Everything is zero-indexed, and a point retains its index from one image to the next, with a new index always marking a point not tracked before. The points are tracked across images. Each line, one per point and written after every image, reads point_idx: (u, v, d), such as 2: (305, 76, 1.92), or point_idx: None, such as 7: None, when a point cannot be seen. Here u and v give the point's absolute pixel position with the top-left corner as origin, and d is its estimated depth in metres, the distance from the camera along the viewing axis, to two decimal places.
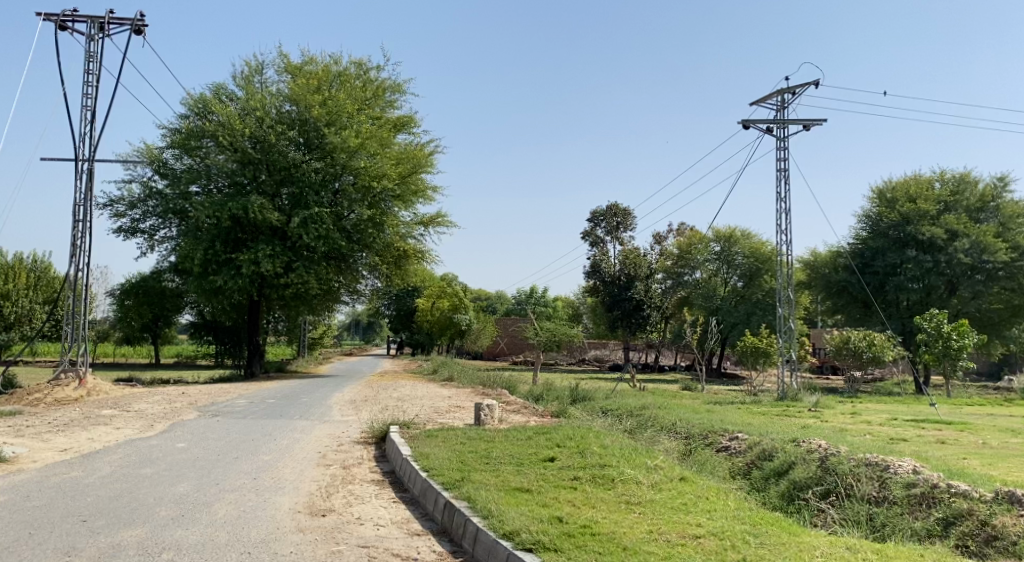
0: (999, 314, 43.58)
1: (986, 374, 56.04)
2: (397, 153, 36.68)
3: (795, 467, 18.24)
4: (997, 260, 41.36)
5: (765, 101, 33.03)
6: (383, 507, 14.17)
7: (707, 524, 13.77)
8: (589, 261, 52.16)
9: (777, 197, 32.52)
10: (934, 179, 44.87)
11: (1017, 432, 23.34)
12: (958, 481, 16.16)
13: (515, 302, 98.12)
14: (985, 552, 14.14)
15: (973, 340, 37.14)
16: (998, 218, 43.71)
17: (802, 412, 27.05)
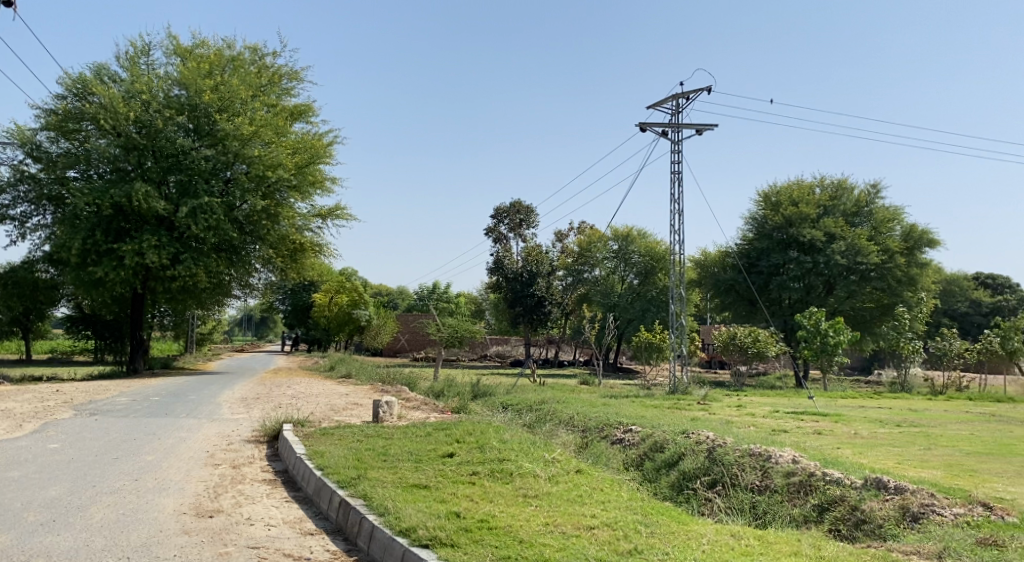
0: (871, 312, 46.04)
1: (859, 369, 58.96)
2: (293, 143, 36.55)
3: (684, 458, 19.06)
4: (870, 261, 43.55)
5: (661, 105, 34.19)
6: (275, 507, 14.35)
7: (600, 515, 14.39)
8: (492, 257, 52.20)
9: (671, 199, 33.69)
10: (815, 185, 47.00)
11: (886, 423, 24.81)
12: (833, 470, 17.22)
13: (417, 297, 98.22)
14: (853, 534, 15.09)
15: (848, 337, 39.15)
16: (871, 222, 45.88)
17: (692, 405, 28.16)
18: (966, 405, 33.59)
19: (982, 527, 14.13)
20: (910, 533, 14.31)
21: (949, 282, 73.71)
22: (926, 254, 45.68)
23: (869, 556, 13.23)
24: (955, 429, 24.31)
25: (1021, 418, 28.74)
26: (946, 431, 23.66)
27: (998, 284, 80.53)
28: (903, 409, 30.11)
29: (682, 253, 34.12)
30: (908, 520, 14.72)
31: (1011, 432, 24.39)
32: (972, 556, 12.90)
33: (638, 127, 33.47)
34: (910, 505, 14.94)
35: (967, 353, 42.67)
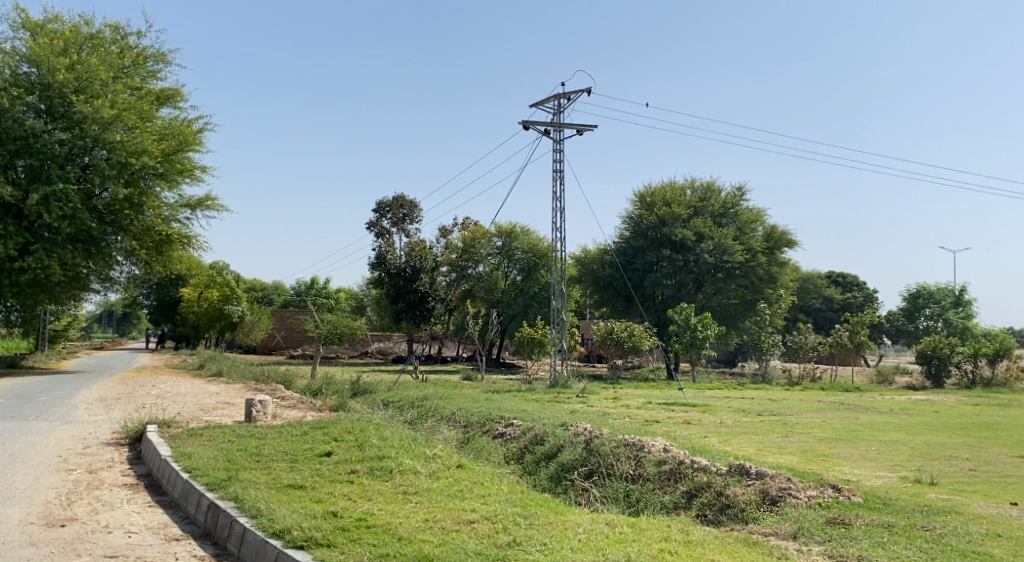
0: (735, 307, 48.05)
1: (724, 361, 61.12)
2: (160, 128, 35.50)
3: (563, 450, 19.62)
4: (735, 260, 45.64)
5: (543, 104, 34.81)
6: (136, 513, 14.18)
7: (480, 509, 14.77)
8: (373, 252, 51.90)
9: (552, 196, 34.42)
10: (686, 186, 48.69)
11: (748, 412, 26.08)
12: (701, 457, 18.05)
13: (294, 293, 96.77)
14: (719, 518, 15.85)
15: (715, 331, 40.79)
16: (736, 223, 47.92)
17: (571, 397, 28.93)
18: (820, 395, 35.62)
19: (832, 508, 15.11)
20: (770, 516, 15.16)
21: (805, 280, 77.21)
22: (784, 253, 48.11)
23: (732, 539, 14.00)
24: (809, 417, 25.85)
25: (867, 406, 30.72)
26: (802, 419, 25.07)
27: (847, 282, 84.82)
28: (764, 399, 31.65)
29: (562, 249, 34.85)
30: (768, 504, 15.59)
31: (859, 419, 26.03)
32: (823, 535, 13.80)
33: (521, 125, 33.97)
34: (770, 489, 15.83)
35: (821, 346, 45.34)
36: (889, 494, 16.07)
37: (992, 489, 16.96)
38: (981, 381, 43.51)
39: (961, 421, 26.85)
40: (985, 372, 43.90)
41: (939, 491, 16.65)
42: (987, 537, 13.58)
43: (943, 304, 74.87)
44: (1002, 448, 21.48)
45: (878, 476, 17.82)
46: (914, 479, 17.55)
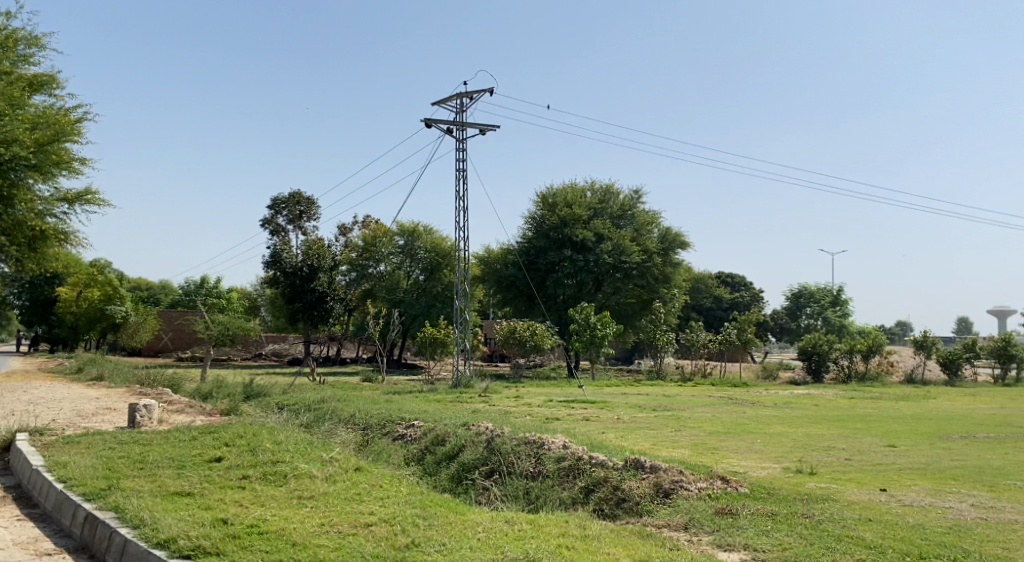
0: (633, 307, 48.96)
1: (622, 358, 62.18)
2: (32, 116, 31.53)
3: (464, 450, 19.56)
4: (633, 260, 46.59)
5: (445, 103, 34.60)
6: (3, 528, 13.55)
7: (378, 511, 14.62)
8: (268, 250, 50.66)
9: (456, 196, 34.26)
10: (586, 188, 49.48)
11: (644, 409, 26.60)
12: (599, 453, 18.21)
13: (183, 293, 94.05)
14: (615, 512, 16.00)
15: (613, 330, 41.49)
16: (633, 225, 48.95)
17: (474, 397, 28.92)
18: (711, 390, 36.55)
19: (720, 499, 15.48)
20: (663, 508, 15.40)
21: (696, 280, 79.17)
22: (678, 254, 49.31)
23: (628, 531, 14.16)
24: (701, 411, 26.49)
25: (755, 401, 31.69)
26: (692, 414, 25.66)
27: (736, 282, 87.03)
28: (658, 394, 32.31)
29: (465, 249, 34.74)
30: (661, 496, 15.84)
31: (745, 412, 26.80)
32: (711, 525, 14.10)
33: (423, 124, 33.68)
34: (662, 482, 16.10)
35: (711, 343, 46.54)
36: (772, 484, 16.54)
37: (867, 476, 17.65)
38: (856, 376, 45.49)
39: (838, 413, 27.95)
40: (859, 367, 45.94)
41: (818, 480, 17.24)
42: (860, 521, 14.09)
43: (821, 303, 77.71)
44: (874, 437, 22.43)
45: (763, 466, 18.39)
46: (795, 469, 18.15)
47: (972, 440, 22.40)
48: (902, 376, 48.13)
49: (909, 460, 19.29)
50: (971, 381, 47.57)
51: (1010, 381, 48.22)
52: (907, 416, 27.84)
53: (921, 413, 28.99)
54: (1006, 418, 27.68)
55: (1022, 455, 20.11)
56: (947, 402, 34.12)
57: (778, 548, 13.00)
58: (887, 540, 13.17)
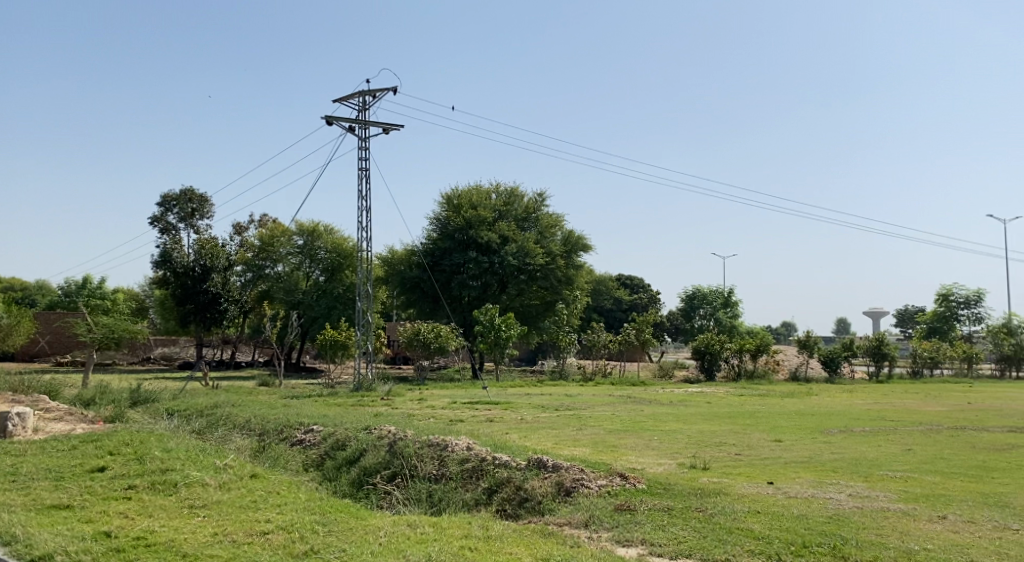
0: (537, 308, 49.01)
1: (526, 359, 62.31)
2: None
3: (364, 454, 19.03)
4: (537, 262, 46.76)
5: (346, 101, 33.84)
6: None
7: (275, 519, 14.07)
8: (158, 249, 48.78)
9: (357, 196, 33.56)
10: (490, 190, 49.27)
11: (547, 408, 26.65)
12: (502, 453, 17.92)
13: (62, 292, 89.97)
14: (518, 512, 15.77)
15: (517, 331, 41.48)
16: (537, 228, 49.07)
17: (375, 400, 28.37)
18: (610, 389, 36.86)
19: (620, 496, 15.42)
20: (565, 507, 15.27)
21: (597, 282, 79.88)
22: (579, 256, 49.66)
23: (530, 530, 14.04)
24: (601, 410, 26.59)
25: (653, 399, 32.05)
26: (593, 413, 25.71)
27: (634, 285, 88.22)
28: (560, 394, 32.34)
29: (368, 249, 34.03)
30: (562, 495, 15.70)
31: (642, 411, 27.00)
32: (611, 522, 14.17)
33: (323, 121, 32.85)
34: (564, 481, 15.95)
35: (610, 343, 47.03)
36: (669, 479, 16.57)
37: (756, 470, 17.87)
38: (745, 374, 46.63)
39: (729, 410, 28.44)
40: (747, 365, 47.16)
41: (710, 474, 17.36)
42: (750, 513, 14.17)
43: (714, 304, 79.37)
44: (762, 433, 22.80)
45: (659, 463, 18.50)
46: (690, 465, 18.27)
47: (850, 434, 23.03)
48: (787, 373, 49.44)
49: (793, 454, 19.62)
50: (848, 378, 49.22)
51: (884, 377, 50.22)
52: (793, 413, 28.51)
53: (804, 409, 29.76)
54: (882, 413, 28.65)
55: (896, 447, 20.72)
56: (830, 398, 35.12)
57: (674, 541, 13.17)
58: (775, 531, 13.30)
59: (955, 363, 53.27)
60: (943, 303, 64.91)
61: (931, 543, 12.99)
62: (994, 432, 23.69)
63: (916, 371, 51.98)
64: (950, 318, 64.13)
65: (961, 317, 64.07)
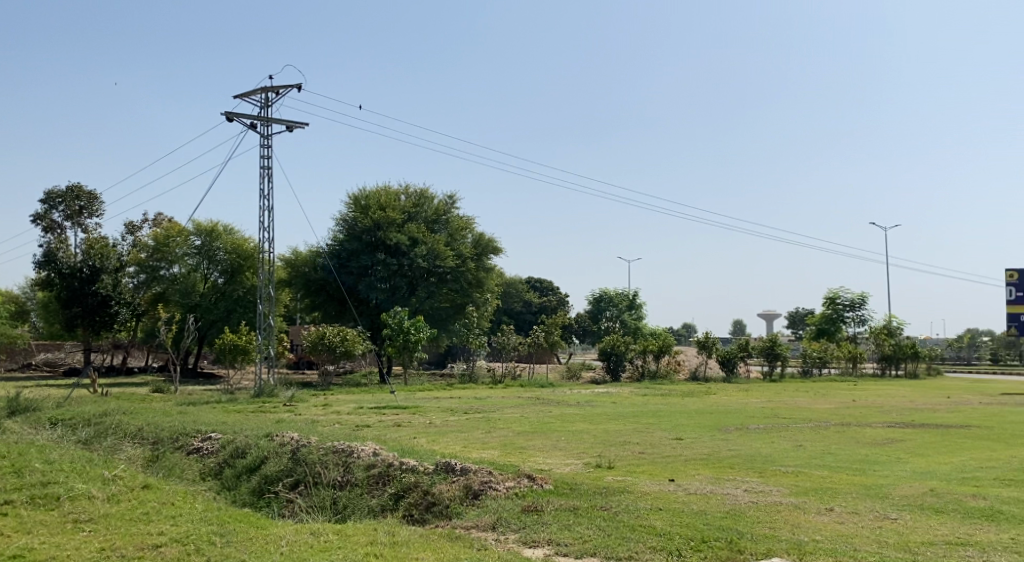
0: (447, 311, 48.53)
1: (434, 363, 61.82)
2: None
3: (266, 461, 18.32)
4: (447, 265, 46.41)
5: (248, 97, 32.82)
6: None
7: (168, 531, 13.41)
8: (40, 249, 46.61)
9: (259, 195, 32.51)
10: (399, 192, 48.61)
11: (455, 412, 26.31)
12: (409, 457, 17.42)
13: None
14: (424, 517, 15.38)
15: (426, 334, 41.02)
16: (448, 230, 48.75)
17: (277, 406, 27.51)
18: (518, 391, 36.70)
19: (527, 497, 15.15)
20: (473, 510, 14.94)
21: (507, 284, 79.86)
22: (489, 259, 49.59)
23: (436, 535, 13.70)
24: (509, 412, 26.37)
25: (560, 400, 32.00)
26: (502, 416, 25.41)
27: (544, 287, 88.48)
28: (468, 397, 31.96)
29: (271, 250, 32.99)
30: (470, 498, 15.33)
31: (550, 412, 26.84)
32: (518, 523, 13.92)
33: (223, 117, 31.74)
34: (472, 483, 15.59)
35: (520, 346, 46.88)
36: (575, 479, 16.36)
37: (659, 468, 17.82)
38: (648, 375, 47.27)
39: (633, 410, 28.55)
40: (650, 366, 47.81)
41: (615, 473, 17.22)
42: (652, 510, 14.05)
43: (620, 306, 80.55)
44: (663, 431, 22.87)
45: (566, 463, 18.32)
46: (596, 464, 18.14)
47: (747, 431, 23.30)
48: (686, 373, 50.18)
49: (693, 451, 19.66)
50: (744, 378, 50.08)
51: (777, 377, 51.43)
52: (694, 411, 28.79)
53: (703, 408, 30.11)
54: (776, 411, 29.12)
55: (788, 443, 20.99)
56: (730, 397, 35.67)
57: (579, 541, 12.98)
58: (676, 527, 13.21)
59: (842, 362, 54.78)
60: (830, 306, 66.77)
61: (824, 534, 13.07)
62: (879, 427, 24.29)
63: (806, 371, 53.38)
64: (837, 319, 66.04)
65: (846, 318, 66.07)
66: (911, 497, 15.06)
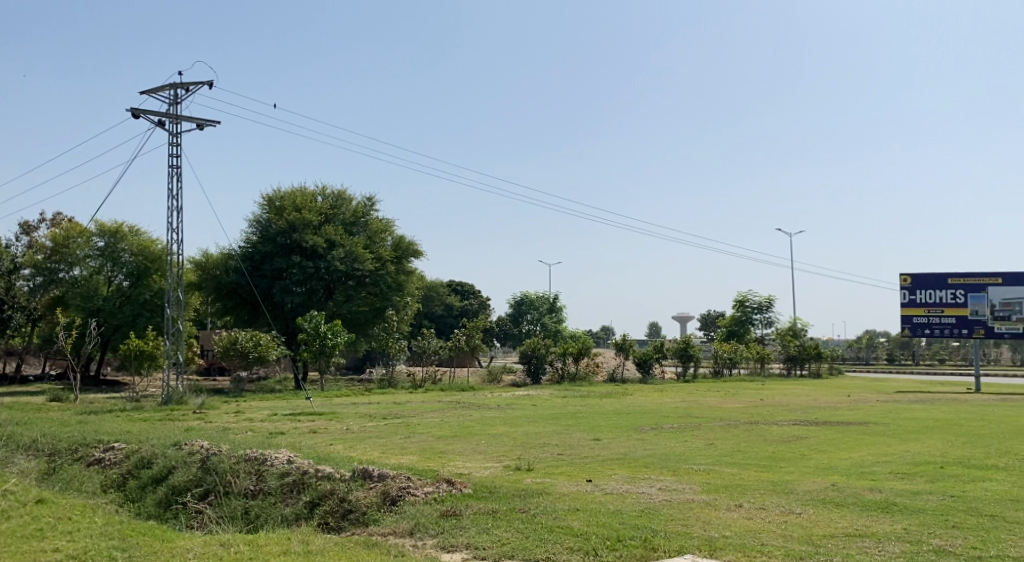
0: (366, 316, 47.84)
1: (353, 367, 60.90)
2: None
3: (173, 472, 17.50)
4: (366, 268, 45.70)
5: (156, 93, 31.65)
6: None
7: (64, 548, 12.79)
8: None
9: (168, 194, 31.38)
10: (316, 193, 47.70)
11: (373, 417, 25.78)
12: (325, 465, 16.83)
13: None
14: (340, 525, 14.79)
15: (343, 338, 40.26)
16: (366, 232, 48.07)
17: (187, 414, 26.51)
18: (439, 395, 36.22)
19: (446, 501, 14.74)
20: (391, 517, 14.45)
21: (429, 288, 79.22)
22: (409, 263, 49.16)
23: (352, 542, 13.22)
24: (429, 416, 25.95)
25: (481, 403, 31.65)
26: (421, 420, 24.95)
27: (465, 290, 87.97)
28: (388, 402, 31.32)
29: (180, 252, 31.84)
30: (388, 504, 14.86)
31: (470, 416, 26.47)
32: (436, 528, 13.51)
33: (129, 113, 30.51)
34: (390, 490, 15.13)
35: (441, 349, 46.35)
36: (494, 482, 16.02)
37: (577, 469, 17.60)
38: (568, 377, 47.08)
39: (552, 412, 28.41)
40: (570, 368, 47.67)
41: (534, 475, 16.93)
42: (570, 511, 13.80)
43: (541, 309, 80.69)
44: (581, 432, 22.72)
45: (484, 466, 17.97)
46: (514, 466, 17.85)
47: (662, 431, 23.30)
48: (605, 375, 50.36)
49: (610, 452, 19.53)
50: (659, 378, 50.49)
51: (691, 377, 51.98)
52: (611, 412, 28.79)
53: (619, 408, 30.19)
54: (690, 410, 29.32)
55: (699, 442, 21.01)
56: (647, 398, 35.89)
57: (497, 544, 12.65)
58: (592, 527, 12.98)
59: (751, 362, 55.78)
60: (739, 309, 67.92)
61: (736, 529, 12.99)
62: (786, 425, 24.59)
63: (718, 371, 54.16)
64: (747, 321, 67.24)
65: (755, 320, 67.28)
66: (816, 492, 15.12)
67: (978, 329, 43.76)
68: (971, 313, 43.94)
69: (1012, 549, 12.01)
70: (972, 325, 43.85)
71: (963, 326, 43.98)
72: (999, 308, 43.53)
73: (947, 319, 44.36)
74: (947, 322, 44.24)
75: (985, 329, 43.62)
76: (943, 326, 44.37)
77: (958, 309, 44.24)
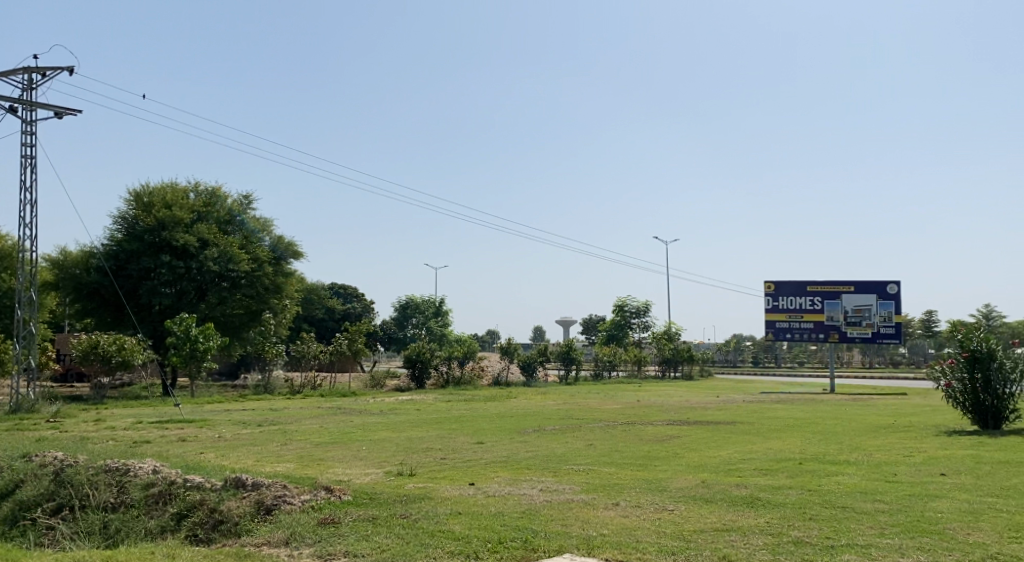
0: (240, 318, 46.09)
1: (225, 372, 58.90)
2: None
3: (23, 485, 15.99)
4: (241, 268, 43.97)
5: (9, 76, 29.57)
6: None
7: None
8: None
9: (20, 187, 29.32)
10: (187, 190, 45.61)
11: (246, 423, 24.58)
12: (194, 475, 15.62)
13: None
14: (209, 537, 13.62)
15: (216, 343, 38.56)
16: (243, 231, 46.41)
17: (39, 424, 24.64)
18: (319, 400, 35.01)
19: (324, 509, 13.79)
20: (264, 526, 13.39)
21: (309, 291, 77.33)
22: (287, 264, 47.76)
23: (219, 554, 12.20)
24: (308, 423, 24.86)
25: (360, 408, 30.65)
26: (298, 426, 23.88)
27: (348, 294, 86.44)
28: (261, 408, 29.99)
29: (34, 248, 29.80)
30: (262, 514, 13.76)
31: (350, 421, 25.52)
32: (313, 537, 12.58)
33: None
34: (264, 499, 14.05)
35: (321, 354, 44.95)
36: (374, 488, 15.15)
37: (459, 472, 16.91)
38: (453, 380, 46.45)
39: (436, 416, 27.70)
40: (454, 372, 46.94)
41: (417, 481, 16.12)
42: (451, 515, 13.09)
43: (426, 314, 79.89)
44: (464, 436, 22.04)
45: (365, 473, 17.08)
46: (396, 472, 17.00)
47: (542, 432, 22.90)
48: (489, 378, 49.77)
49: (492, 455, 18.90)
50: (544, 382, 50.38)
51: (572, 380, 52.07)
52: (491, 414, 28.31)
53: (501, 411, 29.77)
54: (568, 412, 29.14)
55: (579, 443, 20.61)
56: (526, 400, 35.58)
57: (376, 551, 11.82)
58: (473, 530, 12.31)
59: (628, 364, 56.32)
60: (618, 313, 68.60)
61: (616, 528, 12.51)
62: (661, 425, 24.60)
63: (598, 374, 54.40)
64: (625, 325, 67.98)
65: (633, 324, 68.03)
66: (688, 489, 14.82)
67: (833, 334, 45.00)
68: (826, 319, 45.12)
69: (863, 537, 11.90)
70: (827, 330, 45.10)
71: (819, 330, 45.27)
72: (851, 314, 44.73)
73: (805, 323, 45.69)
74: (805, 327, 45.60)
75: (839, 333, 44.88)
76: (802, 331, 45.71)
77: (815, 315, 45.51)
